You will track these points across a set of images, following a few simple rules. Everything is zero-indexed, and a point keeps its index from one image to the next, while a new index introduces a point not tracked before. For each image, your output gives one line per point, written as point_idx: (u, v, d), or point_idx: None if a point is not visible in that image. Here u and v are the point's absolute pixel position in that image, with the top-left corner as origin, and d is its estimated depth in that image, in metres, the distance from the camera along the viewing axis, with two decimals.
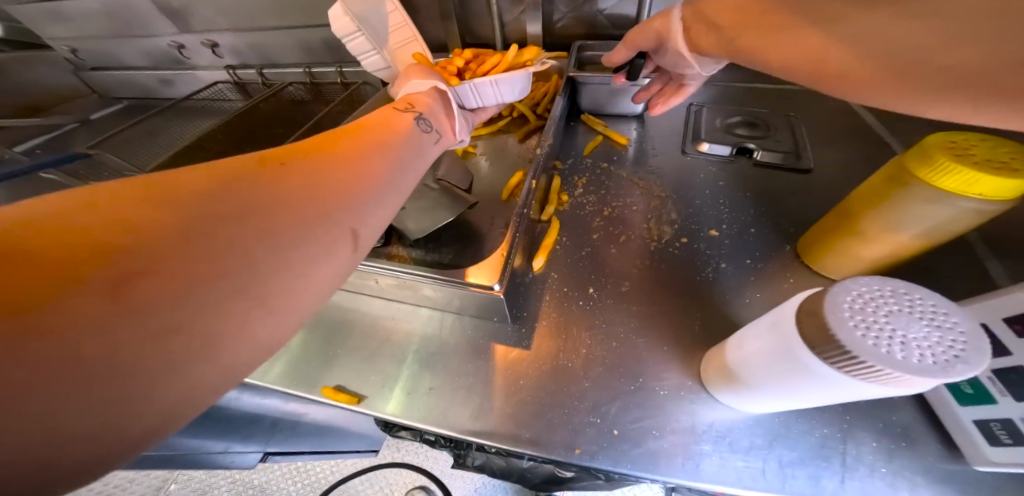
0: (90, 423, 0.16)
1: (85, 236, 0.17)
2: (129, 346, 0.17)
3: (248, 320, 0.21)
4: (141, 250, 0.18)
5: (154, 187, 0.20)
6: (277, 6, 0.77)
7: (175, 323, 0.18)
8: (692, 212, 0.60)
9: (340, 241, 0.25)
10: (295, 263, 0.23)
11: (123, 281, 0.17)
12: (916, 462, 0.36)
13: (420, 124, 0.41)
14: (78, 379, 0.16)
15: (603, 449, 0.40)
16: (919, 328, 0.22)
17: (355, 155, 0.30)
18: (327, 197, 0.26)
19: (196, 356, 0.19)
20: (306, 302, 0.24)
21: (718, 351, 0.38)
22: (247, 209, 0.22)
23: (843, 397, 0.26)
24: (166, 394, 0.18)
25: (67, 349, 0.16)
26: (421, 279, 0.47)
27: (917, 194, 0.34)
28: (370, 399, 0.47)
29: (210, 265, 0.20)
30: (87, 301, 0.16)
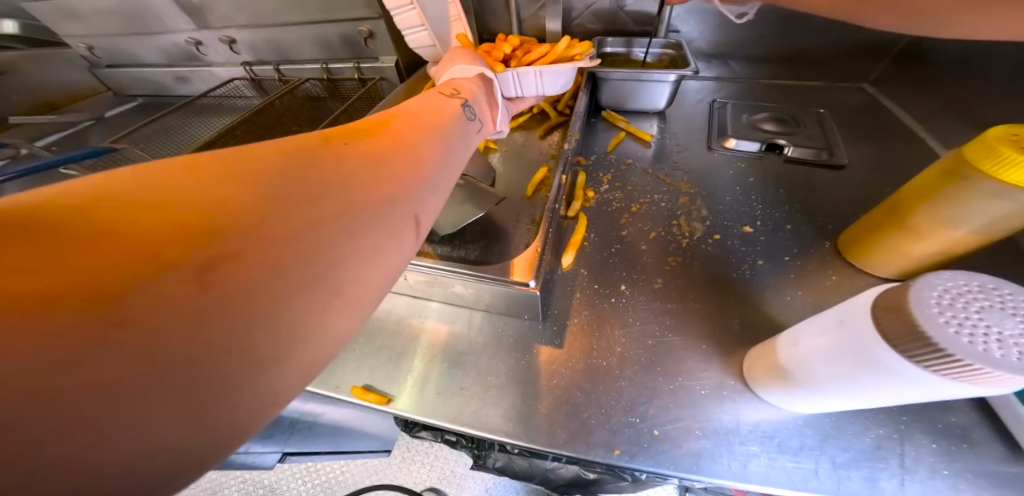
0: (181, 422, 0.15)
1: (172, 218, 0.16)
2: (218, 336, 0.16)
3: (325, 310, 0.20)
4: (222, 234, 0.17)
5: (229, 168, 0.19)
6: (294, 3, 0.76)
7: (259, 312, 0.17)
8: (722, 209, 0.59)
9: (404, 229, 0.24)
10: (365, 252, 0.22)
11: (208, 267, 0.16)
12: (979, 463, 0.36)
13: (465, 111, 0.40)
14: (174, 375, 0.15)
15: (643, 450, 0.39)
16: (1014, 325, 0.21)
17: (410, 141, 0.29)
18: (390, 181, 0.25)
19: (278, 348, 0.18)
20: (374, 292, 0.23)
21: (767, 350, 0.37)
22: (319, 194, 0.21)
23: (922, 394, 0.25)
24: (251, 390, 0.17)
25: (160, 337, 0.15)
26: (451, 276, 0.46)
27: (977, 187, 0.32)
28: (399, 399, 0.45)
29: (290, 250, 0.19)
30: (177, 288, 0.15)
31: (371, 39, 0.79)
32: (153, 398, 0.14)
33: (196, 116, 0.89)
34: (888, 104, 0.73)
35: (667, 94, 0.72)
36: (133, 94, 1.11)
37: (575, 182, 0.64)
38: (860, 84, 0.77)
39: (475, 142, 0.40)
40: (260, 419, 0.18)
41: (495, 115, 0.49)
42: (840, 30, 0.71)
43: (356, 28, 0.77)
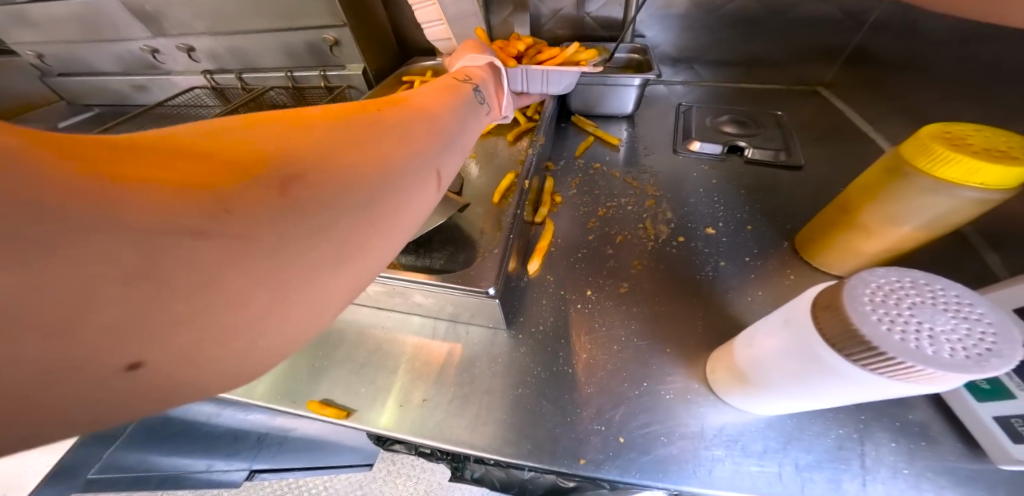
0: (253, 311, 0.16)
1: (247, 148, 0.18)
2: (290, 240, 0.17)
3: (374, 235, 0.21)
4: (289, 160, 0.18)
5: (286, 121, 0.21)
6: (255, 9, 0.74)
7: (324, 225, 0.18)
8: (687, 211, 0.59)
9: (433, 178, 0.26)
10: (405, 190, 0.23)
11: (282, 182, 0.17)
12: (938, 460, 0.37)
13: (476, 95, 0.40)
14: (253, 267, 0.16)
15: (610, 458, 0.38)
16: (945, 321, 0.21)
17: (433, 111, 0.30)
18: (424, 135, 0.27)
19: (336, 261, 0.19)
20: (409, 230, 0.24)
21: (725, 352, 0.37)
22: (367, 136, 0.22)
23: (867, 394, 0.25)
24: (311, 297, 0.18)
25: (244, 234, 0.15)
26: (409, 285, 0.45)
27: (918, 184, 0.33)
28: (359, 413, 0.44)
29: (348, 176, 0.20)
30: (262, 194, 0.16)
31: (336, 47, 0.77)
32: (231, 291, 0.15)
33: (156, 125, 0.86)
34: (843, 107, 0.75)
35: (634, 98, 0.73)
36: (87, 104, 1.06)
37: (543, 187, 0.64)
38: (817, 87, 0.80)
39: (484, 125, 0.40)
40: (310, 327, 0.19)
41: (501, 100, 0.48)
42: (794, 36, 0.74)
43: (320, 35, 0.76)
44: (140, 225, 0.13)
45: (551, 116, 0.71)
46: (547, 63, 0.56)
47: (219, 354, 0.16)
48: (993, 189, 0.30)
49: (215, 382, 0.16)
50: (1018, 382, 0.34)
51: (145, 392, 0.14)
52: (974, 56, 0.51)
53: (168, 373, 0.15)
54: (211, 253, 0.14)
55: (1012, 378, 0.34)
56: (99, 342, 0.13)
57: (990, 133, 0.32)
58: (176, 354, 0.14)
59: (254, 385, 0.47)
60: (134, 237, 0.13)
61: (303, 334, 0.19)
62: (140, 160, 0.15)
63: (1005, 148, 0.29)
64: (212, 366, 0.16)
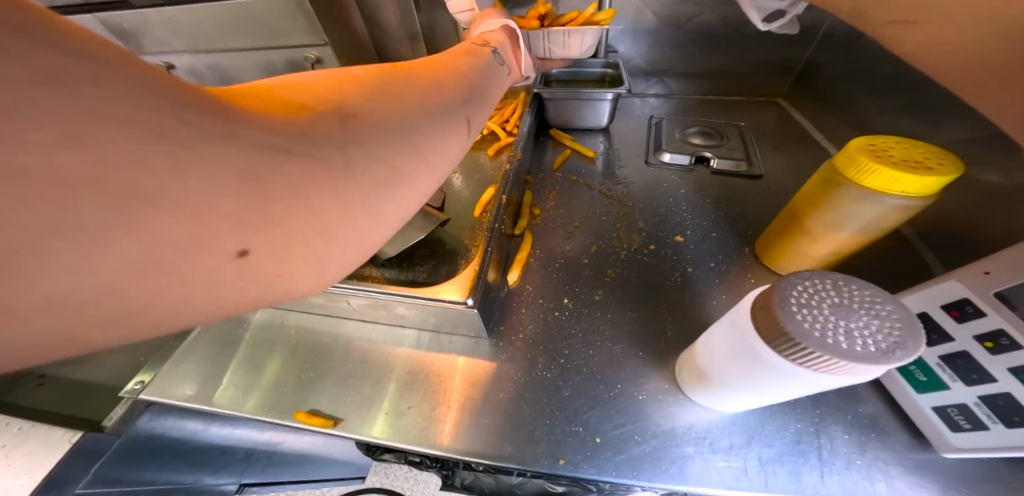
0: (323, 218, 0.19)
1: (304, 95, 0.20)
2: (352, 160, 0.20)
3: (415, 166, 0.23)
4: (347, 101, 0.21)
5: (328, 73, 0.24)
6: (235, 28, 0.75)
7: (378, 154, 0.21)
8: (658, 220, 0.62)
9: (464, 124, 0.28)
10: (441, 133, 0.26)
11: (343, 118, 0.20)
12: (888, 450, 0.40)
13: (496, 57, 0.42)
14: (326, 178, 0.18)
15: (587, 458, 0.41)
16: (858, 318, 0.24)
17: (460, 72, 0.33)
18: (451, 89, 0.29)
19: (388, 183, 0.21)
20: (444, 167, 0.27)
21: (689, 353, 0.39)
22: (402, 88, 0.25)
23: (806, 387, 0.28)
24: (370, 212, 0.21)
25: (314, 153, 0.18)
26: (394, 299, 0.47)
27: (853, 194, 0.36)
28: (346, 422, 0.45)
29: (390, 117, 0.22)
30: (325, 125, 0.19)
31: (318, 65, 0.79)
32: (312, 196, 0.18)
33: None
34: (799, 117, 0.80)
35: (607, 112, 0.77)
36: None
37: (522, 201, 0.66)
38: (776, 98, 0.85)
39: (504, 86, 0.41)
40: (369, 238, 0.22)
41: (521, 60, 0.51)
42: (751, 51, 0.79)
43: (302, 54, 0.78)
44: (243, 137, 0.16)
45: (530, 131, 0.73)
46: (568, 24, 0.57)
47: (303, 254, 0.19)
48: (914, 196, 0.33)
49: (297, 281, 0.20)
50: (951, 374, 0.37)
51: (248, 281, 0.17)
52: (905, 73, 0.56)
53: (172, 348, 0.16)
54: (292, 167, 0.17)
55: (945, 371, 0.37)
56: (215, 231, 0.15)
57: (909, 145, 0.35)
58: (272, 245, 0.17)
59: (241, 396, 0.49)
60: (240, 146, 0.16)
61: (364, 247, 0.22)
62: (236, 98, 0.18)
63: (921, 158, 0.33)
64: (297, 265, 0.19)
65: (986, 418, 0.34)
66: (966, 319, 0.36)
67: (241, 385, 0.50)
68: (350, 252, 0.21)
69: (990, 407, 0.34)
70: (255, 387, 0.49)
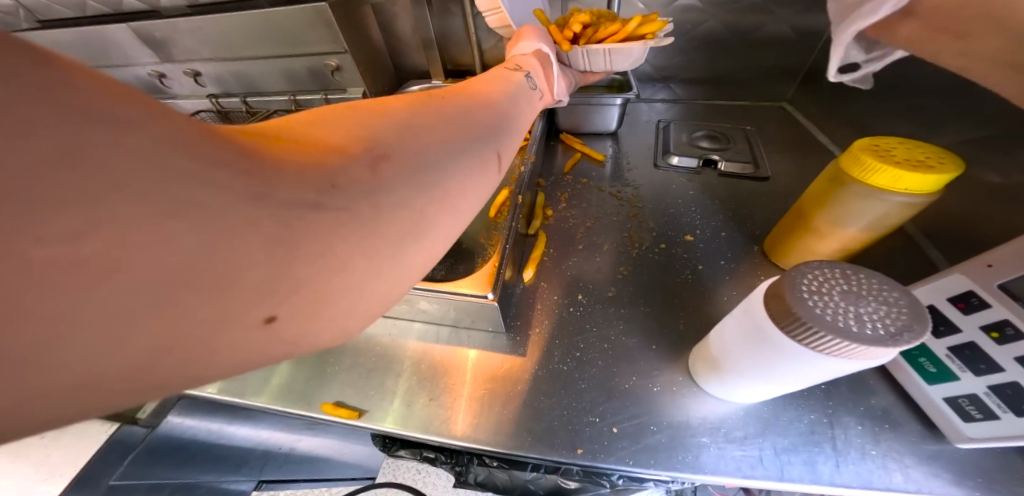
0: (348, 277, 0.18)
1: (337, 135, 0.19)
2: (382, 213, 0.19)
3: (443, 210, 0.22)
4: (381, 139, 0.20)
5: (360, 103, 0.23)
6: (260, 38, 0.78)
7: (407, 200, 0.20)
8: (668, 220, 0.64)
9: (494, 160, 0.28)
10: (470, 171, 0.25)
11: (375, 159, 0.19)
12: (902, 442, 0.41)
13: (528, 81, 0.44)
14: (356, 235, 0.18)
15: (604, 448, 0.42)
16: (867, 303, 0.26)
17: (489, 100, 0.33)
18: (483, 123, 0.28)
19: (416, 233, 0.21)
20: (471, 208, 0.26)
21: (702, 345, 0.41)
22: (435, 122, 0.24)
23: (823, 371, 0.29)
24: (395, 265, 0.20)
25: (346, 208, 0.17)
26: (417, 293, 0.49)
27: (855, 191, 0.38)
28: (370, 413, 0.47)
29: (423, 158, 0.22)
30: (357, 173, 0.18)
31: (337, 72, 0.81)
32: (341, 257, 0.17)
33: None
34: (803, 120, 0.82)
35: (616, 116, 0.79)
36: None
37: (535, 203, 0.68)
38: (781, 103, 0.87)
39: (534, 109, 0.43)
40: (392, 292, 0.21)
41: (552, 85, 0.52)
42: (755, 57, 0.81)
43: (323, 61, 0.80)
44: (272, 198, 0.15)
45: (541, 134, 0.76)
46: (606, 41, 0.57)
47: (327, 314, 0.18)
48: (917, 194, 0.35)
49: (319, 336, 0.19)
50: (960, 364, 0.38)
51: (272, 344, 0.17)
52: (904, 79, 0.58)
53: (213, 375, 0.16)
54: (320, 229, 0.16)
55: (954, 361, 0.39)
56: (243, 299, 0.15)
57: (910, 145, 0.37)
58: (298, 309, 0.17)
59: (261, 386, 0.51)
60: (269, 205, 0.15)
61: (387, 297, 0.21)
62: (269, 137, 0.17)
63: (922, 158, 0.35)
64: (322, 323, 0.18)
65: (996, 408, 0.35)
66: (972, 311, 0.38)
67: (265, 373, 0.52)
68: (370, 308, 0.21)
69: (999, 397, 0.35)
70: (270, 382, 0.51)
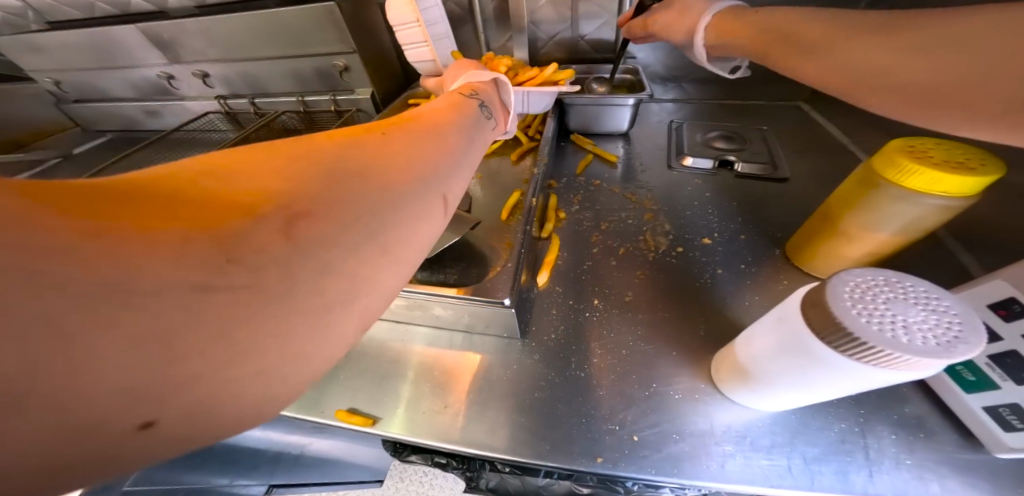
0: (258, 367, 0.16)
1: (238, 196, 0.17)
2: (296, 282, 0.17)
3: (378, 269, 0.21)
4: (297, 195, 0.18)
5: (274, 151, 0.21)
6: (268, 38, 0.77)
7: (328, 264, 0.18)
8: (684, 223, 0.63)
9: (440, 203, 0.26)
10: (411, 219, 0.23)
11: (289, 220, 0.17)
12: (936, 451, 0.39)
13: (482, 110, 0.43)
14: (263, 312, 0.16)
15: (625, 456, 0.41)
16: (916, 312, 0.24)
17: (436, 132, 0.30)
18: (427, 161, 0.26)
19: (342, 300, 0.19)
20: (415, 259, 0.24)
21: (727, 352, 0.40)
22: (364, 170, 0.22)
23: (861, 382, 0.28)
24: (321, 341, 0.18)
25: (251, 282, 0.16)
26: (431, 298, 0.48)
27: (889, 193, 0.37)
28: (384, 420, 0.46)
29: (348, 213, 0.20)
30: (265, 239, 0.16)
31: (345, 72, 0.80)
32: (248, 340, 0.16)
33: (168, 150, 0.86)
34: (820, 119, 0.81)
35: (628, 116, 0.78)
36: (101, 129, 1.10)
37: (548, 205, 0.67)
38: (796, 102, 0.86)
39: (489, 139, 0.41)
40: (326, 366, 0.19)
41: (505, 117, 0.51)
42: None
43: (331, 62, 0.79)
44: (140, 285, 0.13)
45: (553, 134, 0.75)
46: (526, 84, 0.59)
47: (235, 408, 0.16)
48: (956, 196, 0.34)
49: (240, 427, 0.17)
50: (1001, 373, 0.36)
51: (174, 444, 0.15)
52: None
53: (188, 425, 0.15)
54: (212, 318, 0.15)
55: (995, 370, 0.37)
56: (116, 409, 0.13)
57: (948, 146, 0.36)
58: (192, 411, 0.15)
59: None
60: (142, 301, 0.13)
61: (319, 373, 0.19)
62: (146, 207, 0.15)
63: (962, 159, 0.34)
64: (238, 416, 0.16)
65: None
66: (1014, 318, 0.36)
67: None
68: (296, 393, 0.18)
69: None
70: None
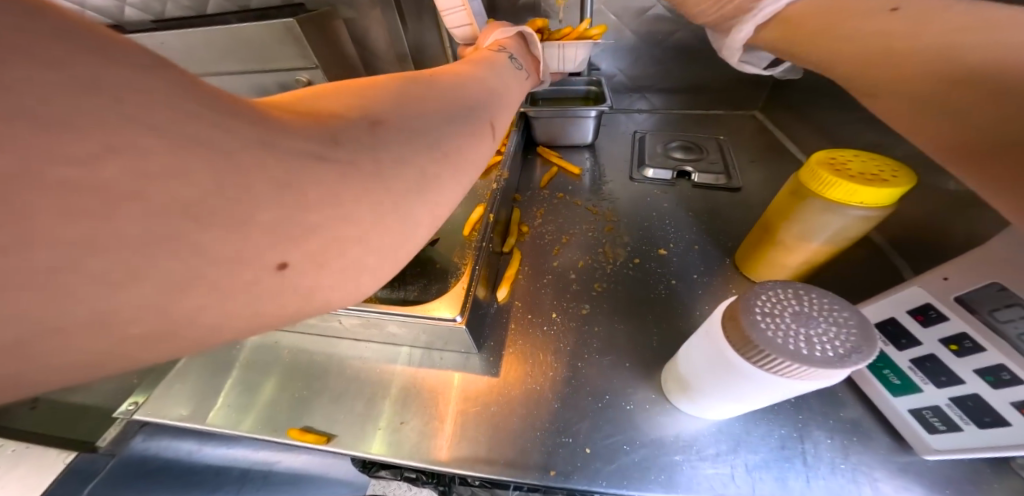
0: (356, 231, 0.19)
1: (334, 105, 0.20)
2: (382, 168, 0.20)
3: (442, 173, 0.23)
4: (375, 106, 0.21)
5: (352, 81, 0.23)
6: (228, 53, 0.76)
7: (407, 158, 0.21)
8: (642, 234, 0.64)
9: (487, 128, 0.29)
10: (461, 138, 0.25)
11: (371, 124, 0.20)
12: (870, 454, 0.41)
13: (513, 61, 0.45)
14: (361, 188, 0.18)
15: (577, 468, 0.42)
16: (817, 324, 0.26)
17: (473, 78, 0.33)
18: (468, 97, 0.29)
19: (418, 190, 0.21)
20: (469, 174, 0.26)
21: (670, 364, 0.41)
22: (422, 94, 0.25)
23: (777, 392, 0.29)
24: (401, 220, 0.21)
25: (350, 160, 0.18)
26: (384, 317, 0.48)
27: (815, 205, 0.39)
28: (340, 438, 0.46)
29: (417, 122, 0.22)
30: (357, 132, 0.19)
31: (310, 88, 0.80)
32: (347, 206, 0.18)
33: None
34: (774, 128, 0.84)
35: (591, 128, 0.80)
36: None
37: (510, 219, 0.68)
38: (752, 111, 0.89)
39: (522, 89, 0.44)
40: (403, 248, 0.22)
41: (535, 67, 0.53)
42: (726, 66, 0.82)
43: (293, 77, 0.79)
44: (279, 145, 0.16)
45: (517, 149, 0.75)
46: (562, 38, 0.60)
47: (337, 264, 0.18)
48: (873, 207, 0.36)
49: (333, 293, 0.19)
50: (922, 376, 0.39)
51: (286, 295, 0.17)
52: None
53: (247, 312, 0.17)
54: (324, 185, 0.17)
55: (916, 373, 0.39)
56: (257, 243, 0.15)
57: (865, 158, 0.38)
58: (309, 257, 0.17)
59: (237, 417, 0.49)
60: (276, 155, 0.16)
61: (395, 257, 0.21)
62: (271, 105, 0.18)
63: (876, 171, 0.36)
64: None
65: (958, 419, 0.36)
66: (931, 323, 0.38)
67: (235, 405, 0.50)
68: (377, 272, 0.21)
69: (961, 408, 0.35)
70: (241, 412, 0.49)
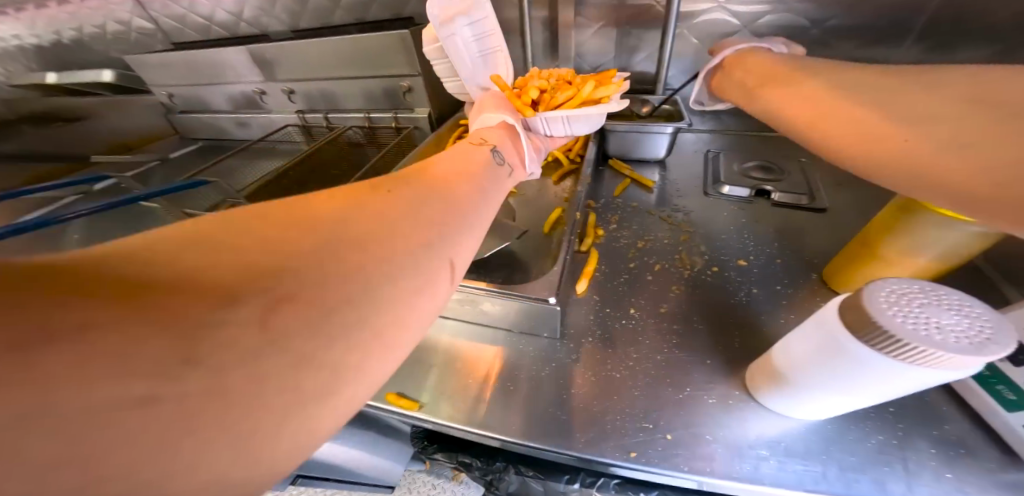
0: (235, 453, 0.16)
1: (248, 270, 0.18)
2: (271, 375, 0.17)
3: (367, 350, 0.21)
4: (294, 263, 0.20)
5: (286, 214, 0.23)
6: (348, 61, 0.87)
7: (313, 347, 0.19)
8: (719, 245, 0.65)
9: (445, 267, 0.26)
10: (403, 296, 0.23)
11: (274, 305, 0.18)
12: (981, 469, 0.39)
13: (494, 157, 0.43)
14: (234, 404, 0.16)
15: (658, 452, 0.42)
16: (948, 315, 0.26)
17: (445, 189, 0.32)
18: (423, 226, 0.27)
19: (334, 377, 0.19)
20: (412, 333, 0.24)
21: (763, 360, 0.41)
22: (362, 239, 0.23)
23: (899, 383, 0.29)
24: (306, 419, 0.18)
25: (237, 362, 0.16)
26: (480, 293, 0.52)
27: (927, 219, 0.39)
28: (427, 407, 0.49)
29: (336, 289, 0.20)
30: (243, 326, 0.17)
31: (410, 93, 0.89)
32: (218, 426, 0.16)
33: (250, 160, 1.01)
34: None
35: (665, 144, 0.82)
36: (195, 137, 1.25)
37: (587, 221, 0.71)
38: None
39: (506, 187, 0.42)
40: (311, 444, 0.19)
41: (523, 155, 0.49)
42: None
43: (398, 84, 0.88)
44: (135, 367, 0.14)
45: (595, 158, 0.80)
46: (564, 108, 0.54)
47: (236, 474, 0.16)
48: None
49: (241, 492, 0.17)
50: None
51: None
52: None
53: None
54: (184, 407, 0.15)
55: None
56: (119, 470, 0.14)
57: None
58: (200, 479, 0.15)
59: None
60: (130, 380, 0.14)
61: (318, 436, 0.19)
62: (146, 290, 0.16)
63: None
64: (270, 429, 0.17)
65: None
66: None
67: None
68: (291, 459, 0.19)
69: None
70: None
